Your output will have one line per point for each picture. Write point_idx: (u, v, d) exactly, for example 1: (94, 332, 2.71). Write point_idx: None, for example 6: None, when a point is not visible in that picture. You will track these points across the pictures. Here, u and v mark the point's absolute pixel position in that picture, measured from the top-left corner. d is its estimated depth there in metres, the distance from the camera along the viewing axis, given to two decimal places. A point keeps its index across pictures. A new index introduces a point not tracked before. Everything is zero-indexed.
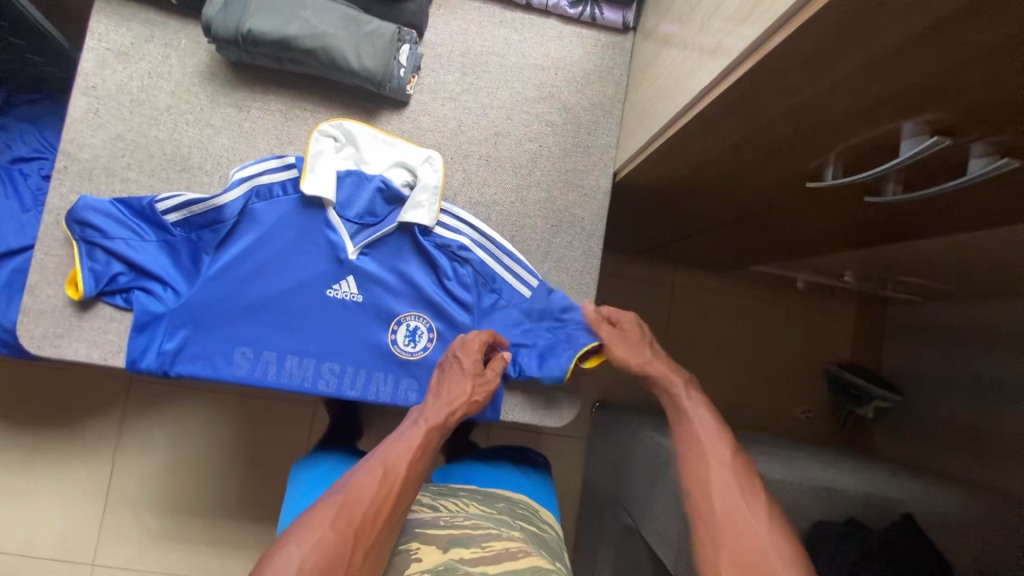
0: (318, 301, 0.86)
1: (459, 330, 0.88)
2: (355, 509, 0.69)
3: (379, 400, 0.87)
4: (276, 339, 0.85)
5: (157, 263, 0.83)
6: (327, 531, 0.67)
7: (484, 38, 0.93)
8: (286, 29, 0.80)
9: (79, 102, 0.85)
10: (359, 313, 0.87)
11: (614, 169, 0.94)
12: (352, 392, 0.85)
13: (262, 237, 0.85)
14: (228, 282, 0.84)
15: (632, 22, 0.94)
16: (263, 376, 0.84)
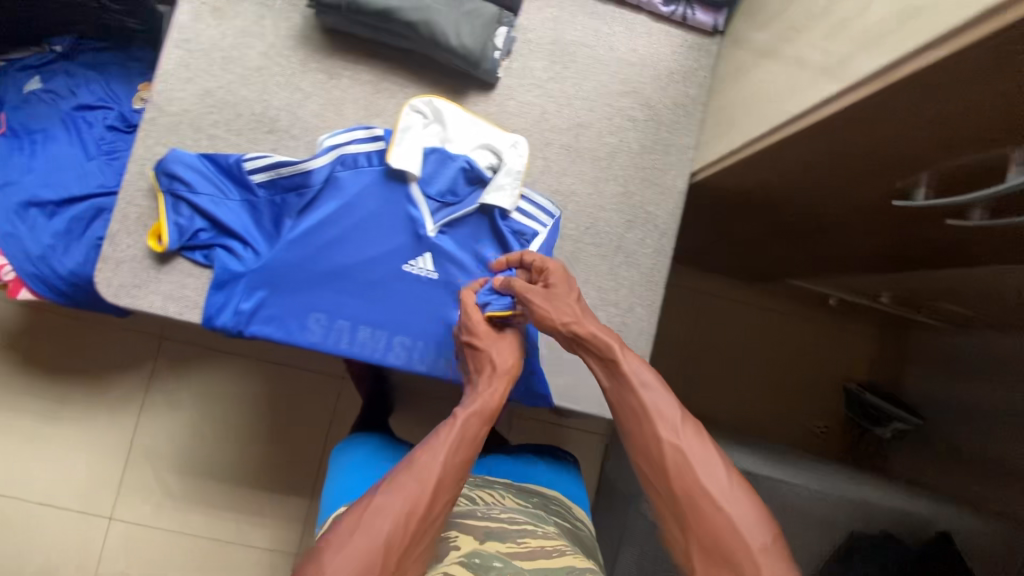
0: (393, 275, 0.87)
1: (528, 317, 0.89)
2: (388, 518, 0.60)
3: (446, 377, 0.87)
4: (350, 310, 0.85)
5: (239, 222, 0.83)
6: (355, 542, 0.58)
7: (575, 28, 0.93)
8: (389, 0, 0.80)
9: (171, 55, 0.85)
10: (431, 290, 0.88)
11: (692, 170, 0.94)
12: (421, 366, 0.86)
13: (344, 207, 0.85)
14: (307, 248, 0.84)
15: (721, 26, 0.94)
16: (336, 344, 0.84)
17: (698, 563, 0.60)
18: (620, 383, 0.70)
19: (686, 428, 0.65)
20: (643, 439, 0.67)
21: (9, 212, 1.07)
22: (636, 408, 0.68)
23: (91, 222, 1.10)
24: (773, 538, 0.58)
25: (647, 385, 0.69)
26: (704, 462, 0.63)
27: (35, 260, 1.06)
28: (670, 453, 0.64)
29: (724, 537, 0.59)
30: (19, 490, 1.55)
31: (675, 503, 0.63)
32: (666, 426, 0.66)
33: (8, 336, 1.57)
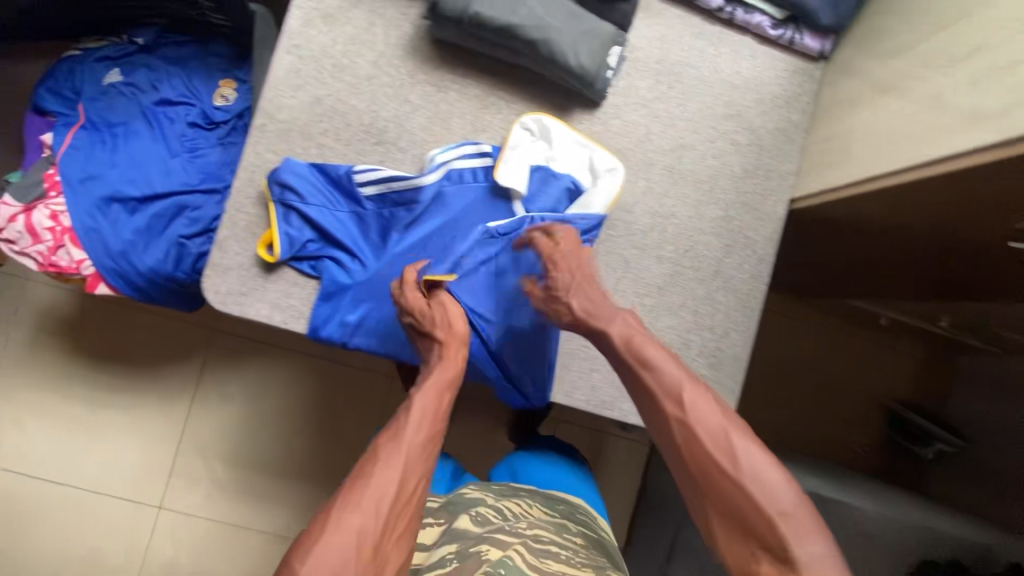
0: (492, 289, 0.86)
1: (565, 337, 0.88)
2: (367, 507, 0.57)
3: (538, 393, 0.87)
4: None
5: (347, 235, 0.83)
6: (333, 537, 0.55)
7: (681, 48, 0.92)
8: (511, 17, 0.79)
9: (283, 61, 0.83)
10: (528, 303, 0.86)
11: (790, 197, 0.94)
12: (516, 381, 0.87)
13: (447, 222, 0.86)
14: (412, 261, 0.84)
15: (828, 52, 0.93)
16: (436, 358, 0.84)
17: (721, 535, 0.57)
18: (625, 361, 0.68)
19: (693, 397, 0.62)
20: (651, 414, 0.64)
21: (91, 206, 1.06)
22: (644, 385, 0.65)
23: (172, 219, 1.10)
24: (801, 504, 0.55)
25: (652, 362, 0.66)
26: (712, 431, 0.59)
27: (115, 255, 1.06)
28: (680, 429, 0.61)
29: (743, 507, 0.55)
30: (68, 476, 1.56)
31: (690, 476, 0.60)
32: (670, 399, 0.63)
33: (60, 323, 1.56)
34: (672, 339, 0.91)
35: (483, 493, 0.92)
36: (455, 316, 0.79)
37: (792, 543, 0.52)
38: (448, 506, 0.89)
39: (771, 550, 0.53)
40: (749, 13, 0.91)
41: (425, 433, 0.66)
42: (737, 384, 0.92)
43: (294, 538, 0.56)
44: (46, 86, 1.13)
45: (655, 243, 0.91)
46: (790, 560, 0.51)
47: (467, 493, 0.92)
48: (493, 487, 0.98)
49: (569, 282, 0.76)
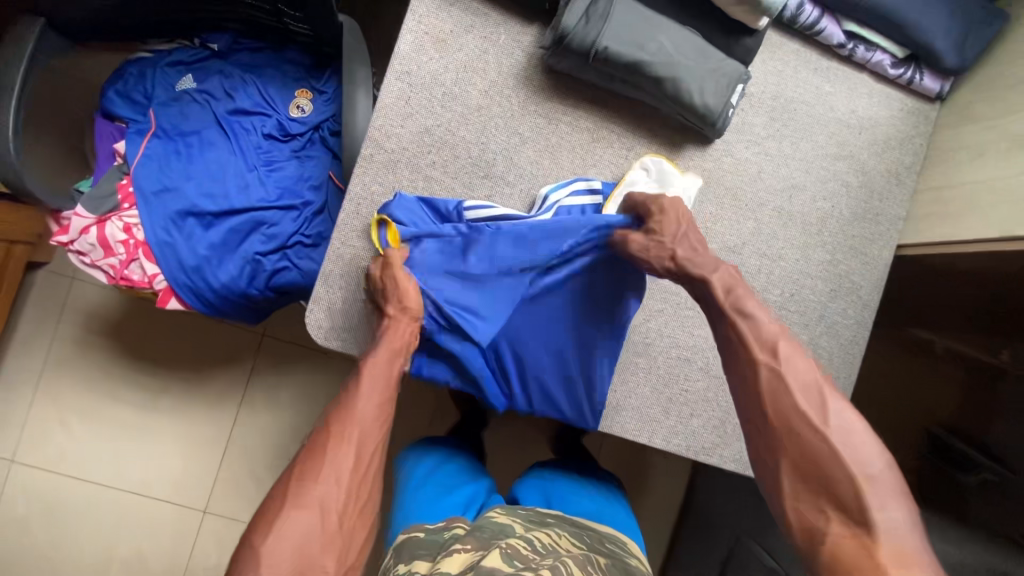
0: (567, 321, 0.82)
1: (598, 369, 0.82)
2: (326, 481, 0.59)
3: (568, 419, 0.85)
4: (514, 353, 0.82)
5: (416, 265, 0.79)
6: (294, 511, 0.56)
7: (797, 84, 0.88)
8: (640, 54, 0.75)
9: (392, 87, 0.80)
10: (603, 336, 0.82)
11: (897, 242, 0.92)
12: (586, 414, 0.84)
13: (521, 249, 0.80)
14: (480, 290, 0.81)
15: (945, 93, 0.90)
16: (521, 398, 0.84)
17: (790, 487, 0.55)
18: (722, 311, 0.66)
19: (787, 352, 0.60)
20: (738, 364, 0.62)
21: (166, 220, 1.02)
22: (737, 335, 0.63)
23: (247, 235, 1.06)
24: (884, 465, 0.52)
25: (748, 315, 0.64)
26: (802, 384, 0.58)
27: (189, 271, 1.03)
28: (765, 376, 0.59)
29: (823, 461, 0.53)
30: (114, 480, 1.48)
31: (765, 424, 0.58)
32: (763, 349, 0.61)
33: (106, 323, 1.49)
34: None
35: (512, 522, 0.76)
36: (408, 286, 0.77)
37: (871, 507, 0.50)
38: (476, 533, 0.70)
39: (846, 510, 0.51)
40: (871, 50, 0.87)
41: (378, 404, 0.68)
42: None
43: (256, 513, 0.57)
44: (115, 89, 1.08)
45: (761, 286, 0.88)
46: (869, 521, 0.49)
47: (494, 520, 0.76)
48: (520, 511, 0.83)
49: (676, 231, 0.72)
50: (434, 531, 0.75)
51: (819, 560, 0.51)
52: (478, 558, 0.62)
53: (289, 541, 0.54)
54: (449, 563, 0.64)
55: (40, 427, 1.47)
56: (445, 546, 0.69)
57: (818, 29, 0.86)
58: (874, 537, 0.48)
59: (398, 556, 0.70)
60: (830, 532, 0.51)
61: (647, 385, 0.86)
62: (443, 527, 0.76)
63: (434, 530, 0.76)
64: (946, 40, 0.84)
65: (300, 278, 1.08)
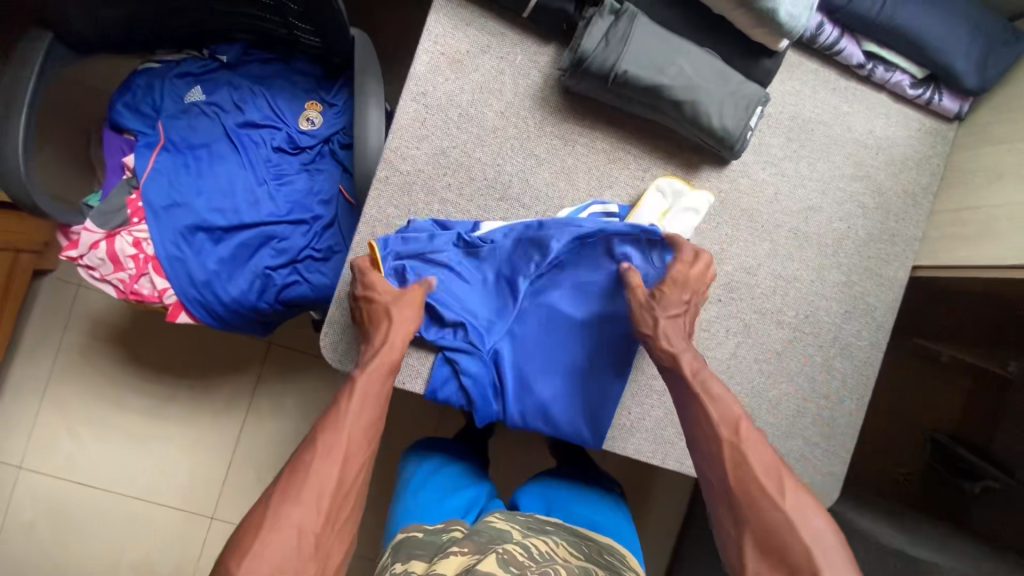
0: (565, 336, 0.83)
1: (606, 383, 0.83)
2: (306, 502, 0.58)
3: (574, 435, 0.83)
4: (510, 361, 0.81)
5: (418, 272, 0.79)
6: (273, 533, 0.56)
7: (815, 104, 0.87)
8: (659, 77, 0.74)
9: (408, 108, 0.79)
10: (604, 352, 0.83)
11: (913, 263, 0.91)
12: (582, 430, 0.83)
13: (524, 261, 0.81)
14: (478, 300, 0.82)
15: (964, 113, 0.89)
16: (533, 419, 0.83)
17: (752, 559, 0.59)
18: (688, 386, 0.70)
19: (746, 431, 0.65)
20: (703, 440, 0.66)
21: (175, 235, 1.02)
22: (701, 412, 0.67)
23: (257, 249, 1.05)
24: (836, 541, 0.57)
25: (712, 394, 0.68)
26: (763, 462, 0.62)
27: (199, 286, 1.02)
28: (728, 453, 0.64)
29: (782, 536, 0.58)
30: (122, 487, 1.48)
31: (729, 499, 0.62)
32: (725, 427, 0.65)
33: (113, 331, 1.49)
34: (788, 407, 0.89)
35: (510, 527, 0.76)
36: (410, 299, 0.75)
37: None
38: (472, 536, 0.72)
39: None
40: (890, 70, 0.86)
41: (367, 422, 0.66)
42: (848, 452, 0.90)
43: (235, 528, 0.57)
44: (123, 102, 1.07)
45: (777, 307, 0.88)
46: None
47: (492, 524, 0.77)
48: (519, 518, 0.82)
49: (676, 306, 0.75)
50: (433, 532, 0.76)
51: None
52: (473, 562, 0.64)
53: (265, 563, 0.54)
54: (444, 565, 0.65)
55: (48, 434, 1.47)
56: (443, 547, 0.70)
57: (837, 49, 0.85)
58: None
59: (396, 556, 0.72)
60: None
61: (662, 407, 0.86)
62: (441, 530, 0.77)
63: (432, 533, 0.76)
64: (968, 62, 0.83)
65: (310, 292, 1.07)
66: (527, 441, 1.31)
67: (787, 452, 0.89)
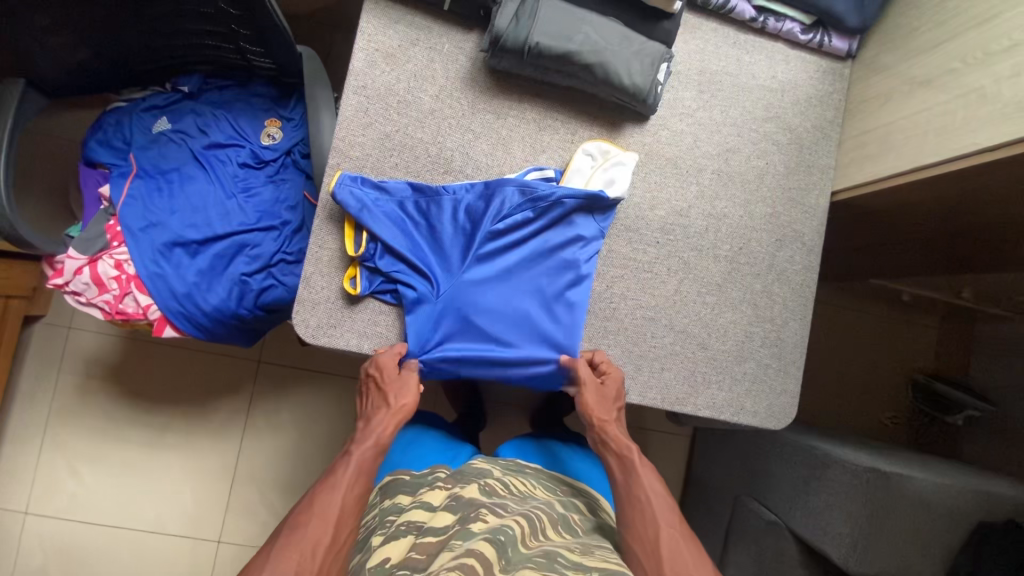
0: (513, 289, 0.89)
1: (563, 333, 0.90)
2: (297, 556, 0.62)
3: (537, 381, 0.90)
4: (457, 311, 0.87)
5: (385, 227, 0.85)
6: None
7: (719, 58, 0.97)
8: (569, 45, 0.83)
9: (350, 101, 0.88)
10: (551, 300, 0.90)
11: (832, 190, 0.99)
12: (527, 370, 0.90)
13: (475, 225, 0.88)
14: (432, 255, 0.88)
15: (855, 50, 0.99)
16: (497, 372, 0.89)
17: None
18: (629, 478, 0.78)
19: (680, 527, 0.72)
20: (643, 521, 0.72)
21: (154, 253, 1.09)
22: (645, 499, 0.74)
23: (232, 258, 1.12)
24: None
25: (651, 484, 0.76)
26: (695, 558, 0.69)
27: (181, 298, 1.09)
28: (665, 540, 0.69)
29: None
30: (128, 520, 1.50)
31: None
32: (666, 519, 0.72)
33: (107, 368, 1.54)
34: (736, 334, 0.95)
35: (490, 466, 0.80)
36: (410, 387, 0.84)
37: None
38: (454, 472, 0.77)
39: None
40: (781, 20, 0.96)
41: (357, 489, 0.71)
42: (798, 370, 0.97)
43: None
44: (95, 139, 1.15)
45: (711, 243, 0.95)
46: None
47: (474, 464, 0.81)
48: (501, 462, 0.85)
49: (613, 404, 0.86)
50: (419, 475, 0.80)
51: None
52: (457, 491, 0.70)
53: None
54: (430, 496, 0.71)
55: (51, 477, 1.50)
56: (427, 482, 0.77)
57: (730, 7, 0.95)
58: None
59: (385, 493, 0.78)
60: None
61: (618, 346, 0.92)
62: (426, 473, 0.81)
63: (419, 476, 0.80)
64: (846, 3, 0.93)
65: (286, 294, 1.14)
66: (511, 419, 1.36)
67: (742, 375, 0.95)
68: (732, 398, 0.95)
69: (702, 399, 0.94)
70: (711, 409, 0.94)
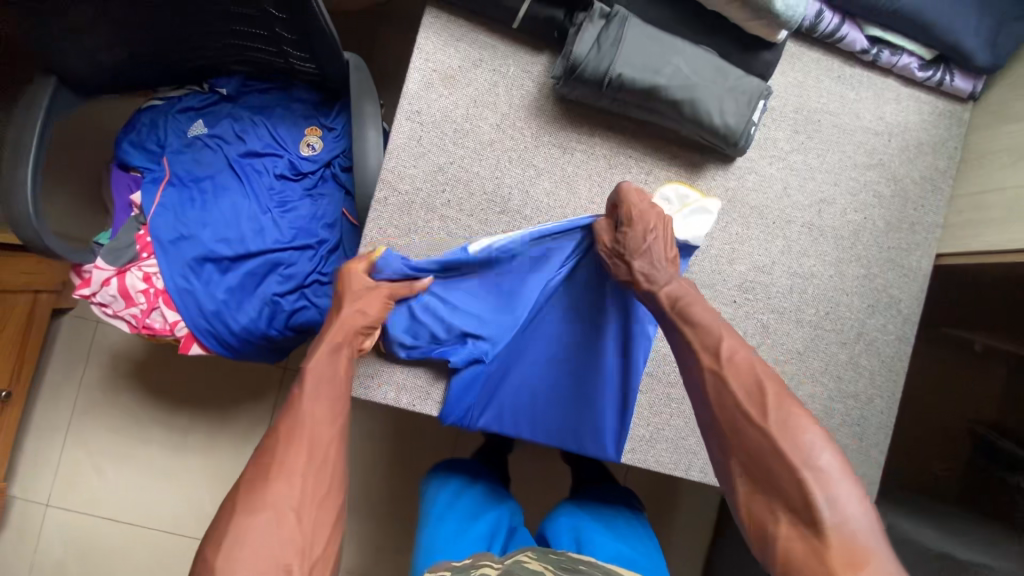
0: (571, 346, 0.82)
1: (623, 398, 0.81)
2: (279, 483, 0.58)
3: (587, 450, 0.82)
4: (508, 370, 0.81)
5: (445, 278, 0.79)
6: (248, 518, 0.55)
7: (820, 94, 0.85)
8: (657, 78, 0.73)
9: (403, 127, 0.79)
10: (613, 361, 0.82)
11: (937, 252, 0.88)
12: (583, 437, 0.82)
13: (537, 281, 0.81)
14: (478, 318, 0.79)
15: (979, 93, 0.86)
16: (545, 434, 0.82)
17: (744, 491, 0.56)
18: (670, 319, 0.68)
19: (730, 353, 0.61)
20: (688, 368, 0.64)
21: (184, 268, 1.02)
22: (685, 339, 0.65)
23: (265, 277, 1.05)
24: (835, 462, 0.53)
25: (693, 321, 0.66)
26: (747, 385, 0.59)
27: (210, 316, 1.02)
28: (709, 380, 0.61)
29: (769, 460, 0.54)
30: (147, 520, 1.47)
31: (717, 427, 0.59)
32: (708, 353, 0.62)
33: (132, 365, 1.50)
34: (814, 409, 0.85)
35: (543, 567, 0.69)
36: (375, 295, 0.74)
37: (818, 503, 0.50)
38: (504, 575, 0.66)
39: (795, 510, 0.51)
40: (897, 54, 0.83)
41: (329, 401, 0.67)
42: (879, 451, 0.86)
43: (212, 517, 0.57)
44: (129, 140, 1.09)
45: (795, 306, 0.84)
46: (815, 522, 0.50)
47: (524, 562, 0.69)
48: (551, 554, 0.74)
49: (644, 243, 0.72)
50: (460, 569, 0.70)
51: (773, 563, 0.52)
52: None
53: (242, 548, 0.53)
54: None
55: (74, 470, 1.48)
56: None
57: (839, 37, 0.82)
58: (825, 540, 0.49)
59: None
60: (780, 535, 0.52)
61: (680, 415, 0.83)
62: (469, 567, 0.70)
63: (459, 570, 0.70)
64: (979, 39, 0.80)
65: (319, 316, 1.07)
66: (544, 458, 1.27)
67: None
68: None
69: None
70: None
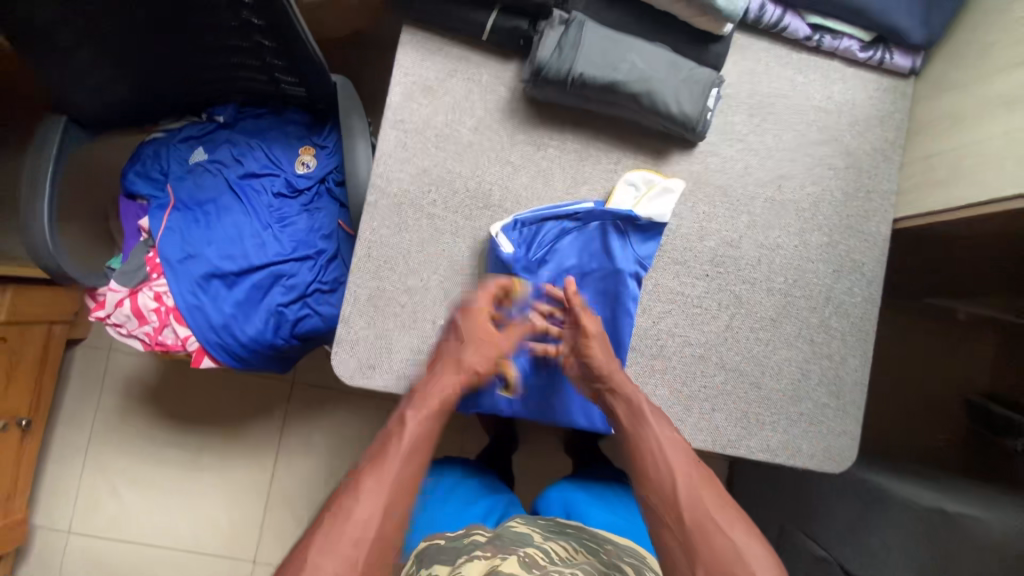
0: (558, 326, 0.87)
1: None
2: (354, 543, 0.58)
3: (577, 422, 0.88)
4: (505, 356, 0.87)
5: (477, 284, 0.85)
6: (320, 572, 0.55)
7: (771, 80, 0.92)
8: (616, 74, 0.80)
9: (388, 135, 0.86)
10: None
11: (893, 216, 0.94)
12: (574, 410, 0.88)
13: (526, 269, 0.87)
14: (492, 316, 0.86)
15: (918, 67, 0.93)
16: (539, 409, 0.87)
17: None
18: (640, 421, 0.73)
19: (697, 469, 0.68)
20: (659, 475, 0.68)
21: (192, 285, 1.09)
22: (655, 446, 0.70)
23: (269, 288, 1.12)
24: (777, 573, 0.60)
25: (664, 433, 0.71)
26: (716, 499, 0.65)
27: (218, 329, 1.08)
28: (681, 486, 0.66)
29: (732, 565, 0.59)
30: (166, 540, 1.51)
31: (683, 530, 0.63)
32: (683, 464, 0.68)
33: (144, 389, 1.55)
34: (790, 372, 0.90)
35: (530, 530, 0.73)
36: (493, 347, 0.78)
37: None
38: (494, 538, 0.70)
39: None
40: (837, 38, 0.90)
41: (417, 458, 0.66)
42: (857, 408, 0.91)
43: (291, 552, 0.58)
44: (134, 170, 1.16)
45: (765, 276, 0.90)
46: None
47: (513, 527, 0.74)
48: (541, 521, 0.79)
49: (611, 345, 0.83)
50: (454, 538, 0.74)
51: None
52: (497, 562, 0.62)
53: None
54: (469, 567, 0.62)
55: (93, 495, 1.52)
56: (466, 552, 0.67)
57: (783, 26, 0.89)
58: None
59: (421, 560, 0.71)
60: None
61: (665, 385, 0.88)
62: (462, 536, 0.75)
63: (454, 539, 0.75)
64: (911, 19, 0.87)
65: (322, 322, 1.13)
66: (545, 448, 1.31)
67: (798, 415, 0.90)
68: (788, 440, 0.90)
69: (756, 439, 0.89)
70: (764, 449, 0.89)
